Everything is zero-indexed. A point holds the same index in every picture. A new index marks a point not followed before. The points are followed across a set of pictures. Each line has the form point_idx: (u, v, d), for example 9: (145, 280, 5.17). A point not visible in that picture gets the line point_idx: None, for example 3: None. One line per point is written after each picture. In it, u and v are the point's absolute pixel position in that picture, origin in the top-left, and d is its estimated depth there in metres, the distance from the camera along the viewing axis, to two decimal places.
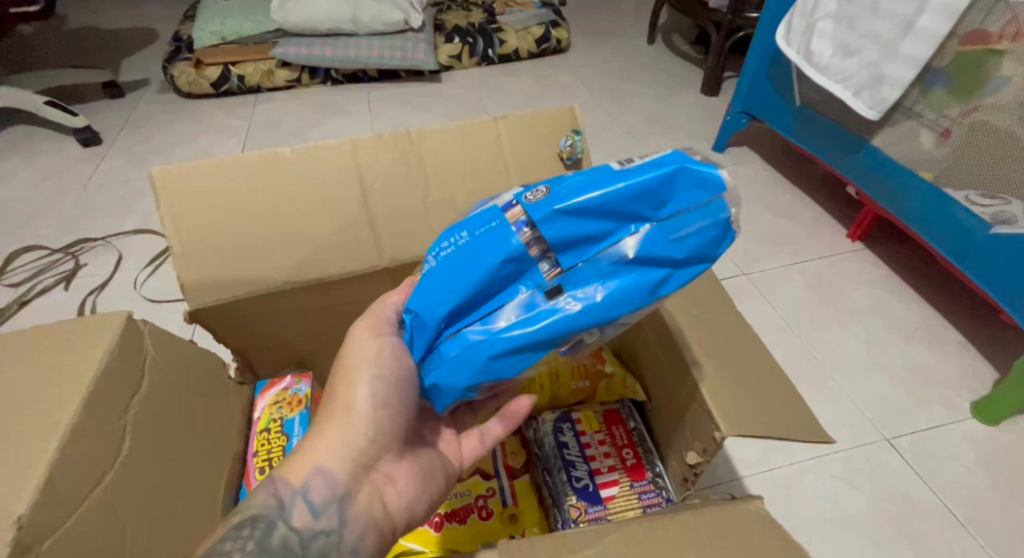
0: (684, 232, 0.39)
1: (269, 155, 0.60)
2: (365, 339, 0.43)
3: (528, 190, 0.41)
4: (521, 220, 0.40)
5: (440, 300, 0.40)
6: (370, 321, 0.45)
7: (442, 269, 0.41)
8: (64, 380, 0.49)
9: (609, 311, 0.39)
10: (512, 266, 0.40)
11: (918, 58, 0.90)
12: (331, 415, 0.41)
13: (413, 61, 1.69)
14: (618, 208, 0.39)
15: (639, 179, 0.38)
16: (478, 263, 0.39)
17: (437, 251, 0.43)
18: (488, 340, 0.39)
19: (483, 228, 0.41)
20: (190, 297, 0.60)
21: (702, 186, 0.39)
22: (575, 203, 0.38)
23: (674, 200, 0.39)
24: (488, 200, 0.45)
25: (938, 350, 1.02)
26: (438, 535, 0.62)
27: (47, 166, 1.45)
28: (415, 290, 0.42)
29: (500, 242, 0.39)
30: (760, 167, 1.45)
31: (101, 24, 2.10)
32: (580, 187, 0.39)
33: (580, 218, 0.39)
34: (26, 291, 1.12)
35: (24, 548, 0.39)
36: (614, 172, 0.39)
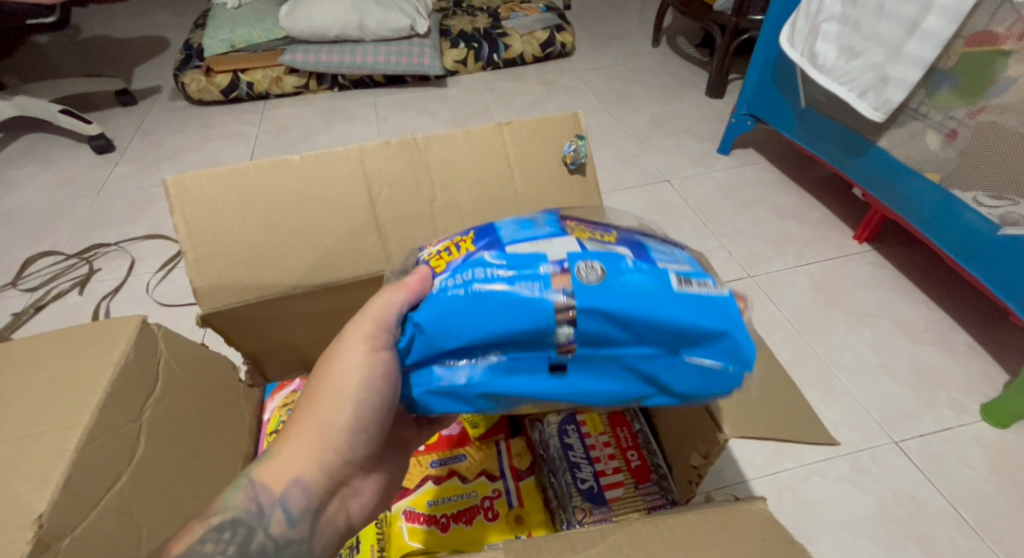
0: (697, 375, 0.41)
1: (279, 162, 0.61)
2: (358, 352, 0.40)
3: (584, 261, 0.41)
4: (566, 290, 0.39)
5: (454, 335, 0.40)
6: (371, 325, 0.41)
7: (466, 307, 0.40)
8: (81, 384, 0.50)
9: (594, 399, 0.42)
10: (535, 335, 0.39)
11: (924, 59, 0.90)
12: (306, 428, 0.40)
13: (419, 66, 1.71)
14: (656, 334, 0.40)
15: (686, 322, 0.39)
16: (504, 320, 0.39)
17: (469, 277, 0.41)
18: (478, 386, 0.40)
19: (525, 284, 0.40)
20: (202, 301, 0.61)
21: (734, 356, 0.41)
22: (623, 310, 0.39)
23: (704, 351, 0.40)
24: (536, 241, 0.43)
25: (946, 353, 1.02)
26: (444, 535, 0.63)
27: (62, 173, 1.47)
28: (432, 309, 0.41)
29: (538, 307, 0.39)
30: (765, 169, 1.45)
31: (114, 33, 2.14)
32: (634, 297, 0.39)
33: (616, 324, 0.39)
34: (42, 295, 1.14)
35: (44, 547, 0.41)
36: (670, 297, 0.40)
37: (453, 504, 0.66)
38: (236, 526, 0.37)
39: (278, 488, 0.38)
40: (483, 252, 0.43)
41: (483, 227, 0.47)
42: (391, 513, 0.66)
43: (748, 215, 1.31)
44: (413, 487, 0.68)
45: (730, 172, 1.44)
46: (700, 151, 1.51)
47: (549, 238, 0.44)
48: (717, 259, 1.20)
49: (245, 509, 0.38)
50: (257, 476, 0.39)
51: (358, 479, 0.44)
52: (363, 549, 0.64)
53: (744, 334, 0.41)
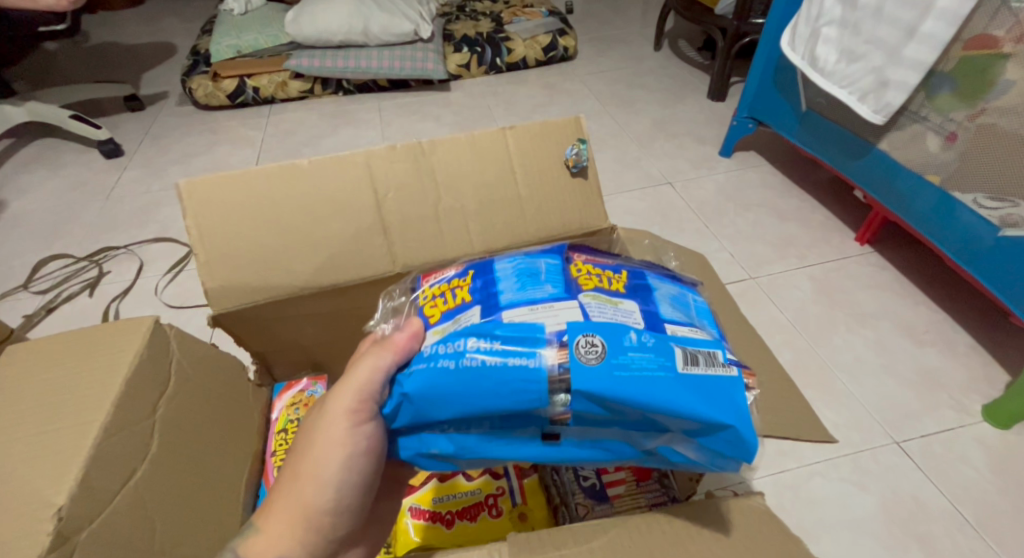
0: (695, 454, 0.41)
1: (288, 166, 0.62)
2: (341, 429, 0.40)
3: (585, 337, 0.38)
4: (563, 368, 0.38)
5: (442, 409, 0.39)
6: (354, 399, 0.40)
7: (455, 382, 0.38)
8: (98, 382, 0.52)
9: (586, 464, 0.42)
10: (528, 412, 0.38)
11: (923, 63, 0.91)
12: (287, 509, 0.41)
13: (423, 70, 1.73)
14: (654, 419, 0.38)
15: (687, 415, 0.38)
16: (495, 399, 0.37)
17: (460, 348, 0.39)
18: (468, 454, 0.41)
19: (519, 363, 0.38)
20: (213, 302, 0.63)
21: (737, 447, 0.39)
22: (621, 397, 0.37)
23: (705, 437, 0.39)
24: (536, 307, 0.41)
25: (948, 354, 1.03)
26: (449, 531, 0.65)
27: (72, 177, 1.49)
28: (419, 378, 0.39)
29: (531, 390, 0.38)
30: (766, 172, 1.46)
31: (122, 39, 2.17)
32: (635, 383, 0.37)
33: (612, 406, 0.38)
34: (53, 297, 1.16)
35: (63, 538, 0.43)
36: (673, 383, 0.38)
37: (458, 501, 0.67)
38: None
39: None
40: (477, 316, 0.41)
41: (483, 277, 0.45)
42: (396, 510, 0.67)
43: (750, 218, 1.32)
44: (418, 484, 0.69)
45: (731, 174, 1.46)
46: (702, 154, 1.53)
47: (552, 304, 0.41)
48: (719, 262, 1.21)
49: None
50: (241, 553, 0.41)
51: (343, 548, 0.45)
52: None
53: (749, 423, 0.39)
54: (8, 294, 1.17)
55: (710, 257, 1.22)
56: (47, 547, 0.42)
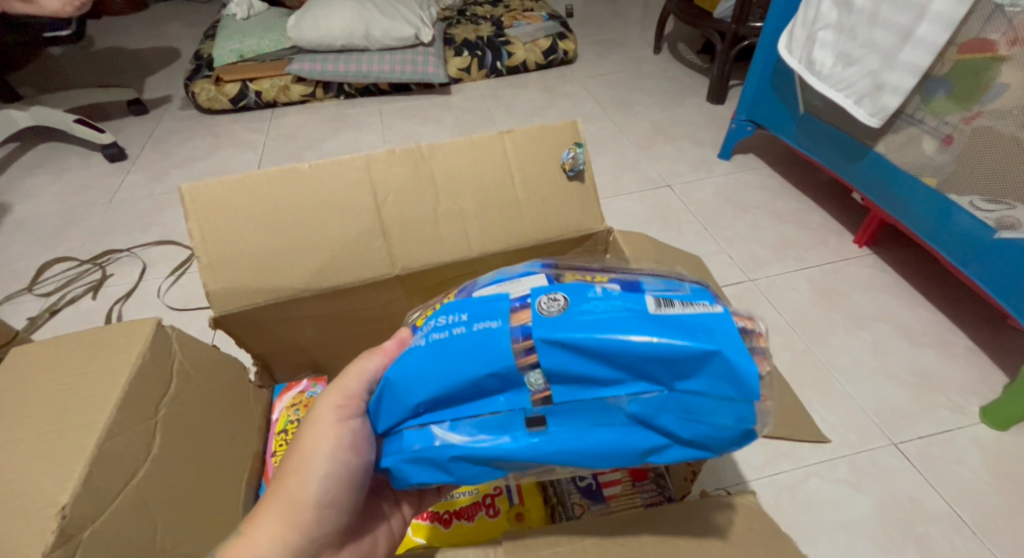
0: (697, 411, 0.37)
1: (289, 170, 0.63)
2: (328, 422, 0.45)
3: (546, 295, 0.41)
4: (525, 324, 0.39)
5: (420, 387, 0.40)
6: (340, 396, 0.46)
7: (427, 352, 0.41)
8: (101, 384, 0.53)
9: (586, 458, 0.39)
10: (499, 378, 0.39)
11: (918, 67, 0.92)
12: (275, 504, 0.44)
13: (423, 74, 1.74)
14: (633, 363, 0.37)
15: (664, 347, 0.36)
16: (462, 361, 0.39)
17: (432, 326, 0.43)
18: (451, 444, 0.39)
19: (482, 324, 0.40)
20: (214, 303, 0.64)
21: (732, 382, 0.36)
22: (587, 339, 0.37)
23: (698, 380, 0.37)
24: (503, 284, 0.45)
25: (945, 356, 1.03)
26: (447, 531, 0.66)
27: (76, 181, 1.51)
28: (399, 362, 0.42)
29: (495, 347, 0.39)
30: (765, 174, 1.47)
31: (126, 44, 2.19)
32: (599, 323, 0.38)
33: (585, 357, 0.38)
34: (57, 300, 1.17)
35: (67, 536, 0.44)
36: (642, 320, 0.38)
37: (456, 501, 0.68)
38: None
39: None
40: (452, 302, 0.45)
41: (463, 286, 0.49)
42: None
43: (748, 220, 1.33)
44: None
45: (730, 177, 1.46)
46: (701, 157, 1.53)
47: (516, 280, 0.45)
48: (717, 264, 1.22)
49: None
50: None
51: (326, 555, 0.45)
52: None
53: (743, 354, 0.36)
54: (13, 297, 1.19)
55: (708, 259, 1.23)
56: (50, 545, 0.42)
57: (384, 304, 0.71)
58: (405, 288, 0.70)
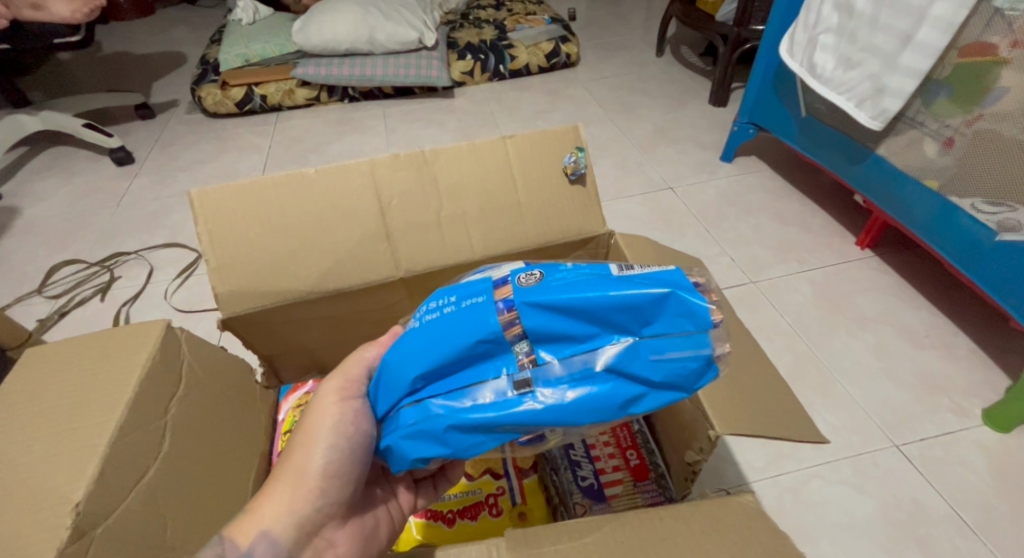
0: (665, 353, 0.41)
1: (295, 175, 0.65)
2: (329, 402, 0.48)
3: (524, 273, 0.45)
4: (508, 298, 0.43)
5: (414, 362, 0.43)
6: (341, 380, 0.49)
7: (420, 330, 0.45)
8: (112, 384, 0.54)
9: (574, 414, 0.41)
10: (488, 344, 0.42)
11: (919, 70, 0.92)
12: (282, 479, 0.46)
13: (427, 78, 1.75)
14: (603, 315, 0.41)
15: (629, 294, 0.41)
16: (453, 332, 0.43)
17: (423, 311, 0.47)
18: (447, 412, 0.41)
19: (469, 300, 0.45)
20: (224, 306, 0.65)
21: (689, 316, 0.41)
22: (561, 298, 0.41)
23: (659, 321, 0.41)
24: (486, 272, 0.50)
25: (948, 358, 1.03)
26: (450, 530, 0.67)
27: (83, 185, 1.52)
28: (395, 346, 0.46)
29: (482, 316, 0.43)
30: (768, 177, 1.47)
31: (133, 49, 2.21)
32: (570, 285, 0.42)
33: (562, 315, 0.42)
34: (66, 302, 1.19)
35: (80, 532, 0.45)
36: (606, 279, 0.43)
37: (458, 501, 0.69)
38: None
39: (246, 542, 0.43)
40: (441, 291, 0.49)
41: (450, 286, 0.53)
42: None
43: (751, 222, 1.33)
44: None
45: (733, 179, 1.47)
46: (703, 159, 1.54)
47: (498, 268, 0.50)
48: (719, 266, 1.23)
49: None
50: (227, 534, 0.43)
51: (330, 529, 0.47)
52: None
53: (692, 293, 0.42)
54: (23, 299, 1.20)
55: (710, 261, 1.24)
56: (64, 542, 0.44)
57: (388, 306, 0.72)
58: (409, 290, 0.71)
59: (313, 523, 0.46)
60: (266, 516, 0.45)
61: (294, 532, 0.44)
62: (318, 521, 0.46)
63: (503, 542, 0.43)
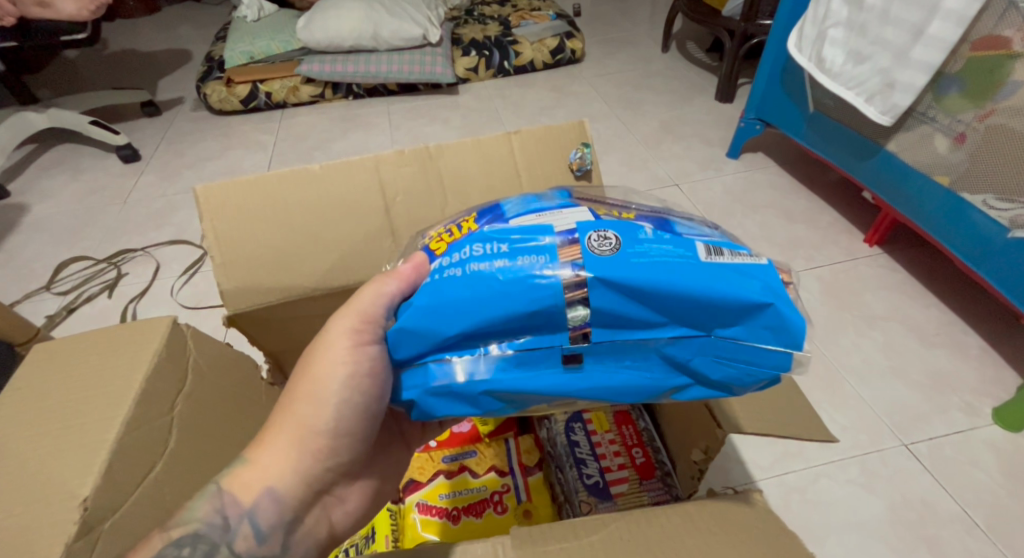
0: (727, 356, 0.43)
1: (300, 171, 0.64)
2: (343, 347, 0.44)
3: (596, 233, 0.43)
4: (576, 262, 0.42)
5: (457, 318, 0.42)
6: (357, 320, 0.45)
7: (464, 282, 0.43)
8: (117, 380, 0.54)
9: (614, 393, 0.44)
10: (544, 315, 0.42)
11: (929, 64, 0.91)
12: (285, 430, 0.44)
13: (431, 74, 1.75)
14: (679, 309, 0.42)
15: (717, 295, 0.41)
16: (509, 298, 0.42)
17: (467, 256, 0.44)
18: (490, 379, 0.43)
19: (529, 259, 0.42)
20: (229, 301, 0.65)
21: (774, 331, 0.42)
22: (639, 282, 0.41)
23: (738, 326, 0.42)
24: (542, 215, 0.46)
25: (959, 356, 1.02)
26: (456, 527, 0.67)
27: (90, 182, 1.53)
28: (429, 288, 0.44)
29: (545, 279, 0.42)
30: (775, 173, 1.46)
31: (139, 47, 2.21)
32: (649, 266, 0.41)
33: (634, 299, 0.42)
34: (73, 299, 1.19)
35: (87, 527, 0.46)
36: (693, 267, 0.42)
37: (464, 498, 0.69)
38: (197, 541, 0.41)
39: (240, 529, 0.42)
40: (486, 229, 0.46)
41: (487, 210, 0.49)
42: (404, 506, 0.69)
43: (757, 219, 1.32)
44: (425, 480, 0.71)
45: (739, 176, 1.46)
46: (709, 155, 1.53)
47: (556, 213, 0.46)
48: None
49: (208, 523, 0.42)
50: (227, 486, 0.43)
51: (341, 487, 0.47)
52: (378, 539, 0.66)
53: (788, 305, 0.42)
54: (31, 296, 1.21)
55: None
56: (72, 536, 0.44)
57: None
58: None
59: (320, 482, 0.45)
60: (269, 468, 0.44)
61: (301, 490, 0.44)
62: (327, 483, 0.46)
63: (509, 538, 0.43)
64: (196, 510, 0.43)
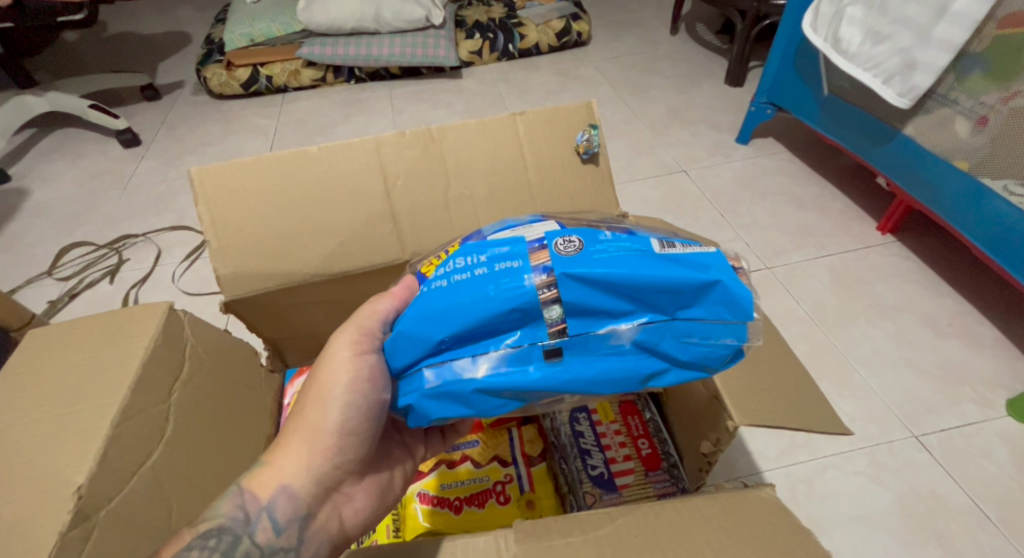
0: (696, 337, 0.41)
1: (298, 153, 0.62)
2: (344, 357, 0.44)
3: (561, 238, 0.43)
4: (544, 265, 0.41)
5: (441, 322, 0.41)
6: (355, 331, 0.45)
7: (446, 291, 0.42)
8: (114, 366, 0.53)
9: (598, 385, 0.41)
10: (521, 313, 0.40)
11: (953, 43, 0.88)
12: (297, 433, 0.45)
13: (434, 58, 1.72)
14: (643, 293, 0.40)
15: (672, 276, 0.40)
16: (485, 299, 0.40)
17: (449, 269, 0.43)
18: (476, 378, 0.40)
19: (502, 264, 0.42)
20: (226, 288, 0.63)
21: (729, 306, 0.41)
22: (603, 273, 0.40)
23: (698, 308, 0.41)
24: (516, 229, 0.46)
25: (972, 347, 1.00)
26: (458, 517, 0.66)
27: (90, 167, 1.52)
28: (417, 301, 0.43)
29: (518, 282, 0.41)
30: (785, 159, 1.43)
31: (139, 29, 2.18)
32: (611, 260, 0.40)
33: (600, 289, 0.40)
34: (75, 284, 1.18)
35: (83, 516, 0.45)
36: (650, 258, 0.41)
37: (466, 488, 0.68)
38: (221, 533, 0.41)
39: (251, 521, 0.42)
40: (466, 245, 0.46)
41: (469, 233, 0.49)
42: (406, 495, 0.68)
43: (767, 207, 1.30)
44: (427, 470, 0.70)
45: (749, 162, 1.43)
46: (717, 141, 1.50)
47: (530, 226, 0.46)
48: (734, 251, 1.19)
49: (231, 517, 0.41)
50: (246, 484, 0.43)
51: (350, 485, 0.48)
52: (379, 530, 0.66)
53: (739, 283, 0.41)
54: (33, 281, 1.20)
55: (724, 245, 1.21)
56: (67, 524, 0.43)
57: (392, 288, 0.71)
58: None
59: (331, 479, 0.46)
60: (286, 469, 0.44)
61: (313, 487, 0.44)
62: (336, 479, 0.46)
63: (512, 532, 0.42)
64: (219, 507, 0.42)
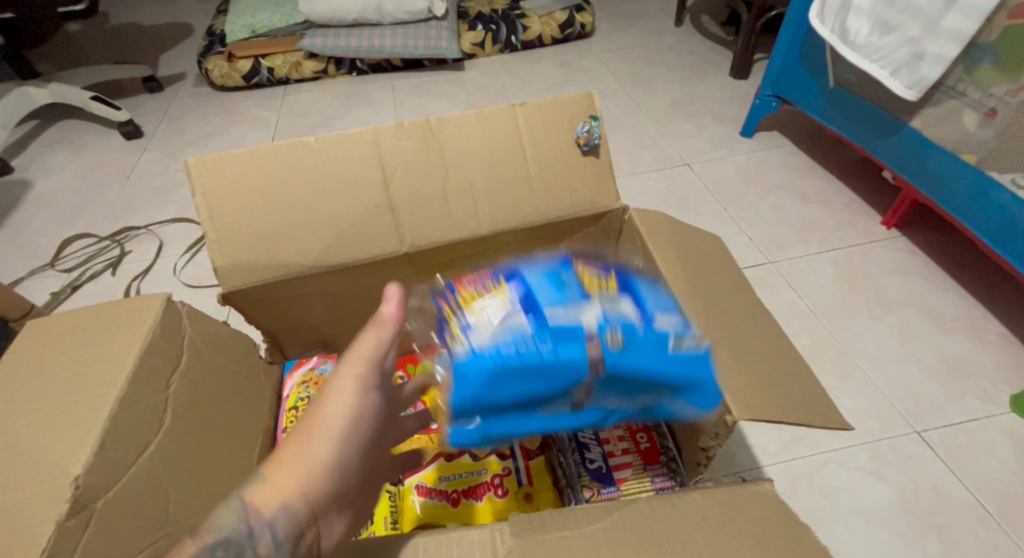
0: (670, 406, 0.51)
1: (296, 144, 0.62)
2: (349, 396, 0.39)
3: (611, 329, 0.44)
4: (590, 361, 0.44)
5: (486, 400, 0.44)
6: (360, 367, 0.40)
7: (498, 374, 0.43)
8: (113, 356, 0.54)
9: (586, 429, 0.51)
10: (558, 394, 0.45)
11: (962, 33, 0.86)
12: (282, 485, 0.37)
13: (436, 49, 1.71)
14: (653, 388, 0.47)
15: (679, 381, 0.47)
16: (531, 386, 0.44)
17: (503, 346, 0.44)
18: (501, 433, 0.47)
19: (556, 355, 0.43)
20: (223, 280, 0.63)
21: (705, 398, 0.50)
22: (635, 377, 0.45)
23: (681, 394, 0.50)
24: (567, 304, 0.46)
25: (976, 342, 0.99)
26: (456, 510, 0.67)
27: (92, 158, 1.52)
28: (465, 372, 0.43)
29: (564, 376, 0.44)
30: (790, 152, 1.42)
31: (141, 20, 2.18)
32: (645, 366, 0.45)
33: (627, 384, 0.46)
34: (77, 276, 1.19)
35: (81, 506, 0.44)
36: (674, 364, 0.46)
37: (463, 481, 0.68)
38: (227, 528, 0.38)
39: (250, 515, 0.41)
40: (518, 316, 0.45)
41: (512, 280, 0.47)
42: (404, 487, 0.68)
43: (771, 200, 1.29)
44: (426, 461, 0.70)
45: (753, 155, 1.42)
46: (722, 134, 1.49)
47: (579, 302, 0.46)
48: (737, 245, 1.18)
49: None
50: None
51: None
52: (376, 522, 0.65)
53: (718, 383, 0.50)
54: (35, 273, 1.20)
55: (727, 239, 1.20)
56: (64, 514, 0.43)
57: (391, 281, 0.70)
58: (415, 265, 0.69)
59: None
60: None
61: None
62: None
63: (508, 526, 0.42)
64: None
